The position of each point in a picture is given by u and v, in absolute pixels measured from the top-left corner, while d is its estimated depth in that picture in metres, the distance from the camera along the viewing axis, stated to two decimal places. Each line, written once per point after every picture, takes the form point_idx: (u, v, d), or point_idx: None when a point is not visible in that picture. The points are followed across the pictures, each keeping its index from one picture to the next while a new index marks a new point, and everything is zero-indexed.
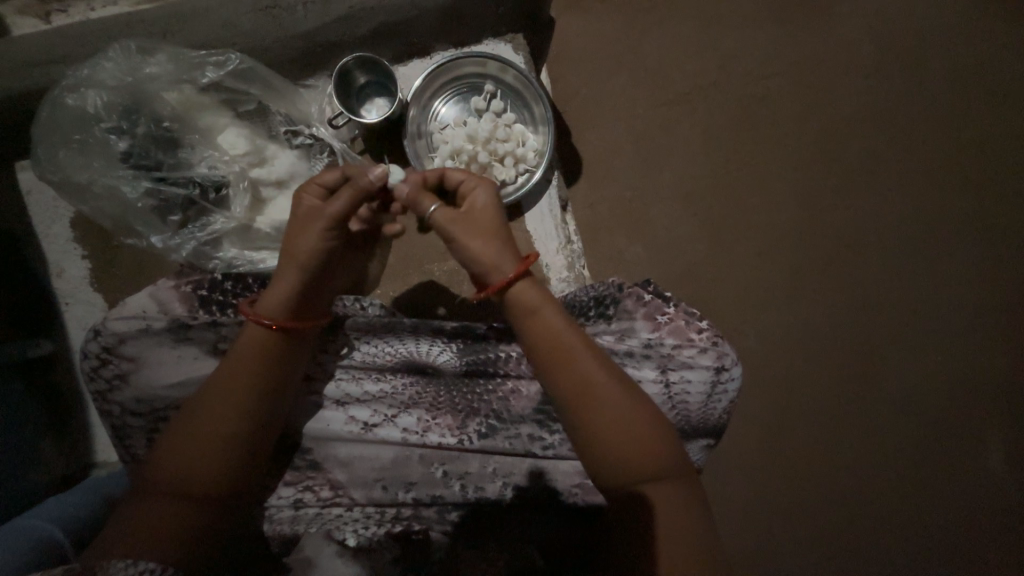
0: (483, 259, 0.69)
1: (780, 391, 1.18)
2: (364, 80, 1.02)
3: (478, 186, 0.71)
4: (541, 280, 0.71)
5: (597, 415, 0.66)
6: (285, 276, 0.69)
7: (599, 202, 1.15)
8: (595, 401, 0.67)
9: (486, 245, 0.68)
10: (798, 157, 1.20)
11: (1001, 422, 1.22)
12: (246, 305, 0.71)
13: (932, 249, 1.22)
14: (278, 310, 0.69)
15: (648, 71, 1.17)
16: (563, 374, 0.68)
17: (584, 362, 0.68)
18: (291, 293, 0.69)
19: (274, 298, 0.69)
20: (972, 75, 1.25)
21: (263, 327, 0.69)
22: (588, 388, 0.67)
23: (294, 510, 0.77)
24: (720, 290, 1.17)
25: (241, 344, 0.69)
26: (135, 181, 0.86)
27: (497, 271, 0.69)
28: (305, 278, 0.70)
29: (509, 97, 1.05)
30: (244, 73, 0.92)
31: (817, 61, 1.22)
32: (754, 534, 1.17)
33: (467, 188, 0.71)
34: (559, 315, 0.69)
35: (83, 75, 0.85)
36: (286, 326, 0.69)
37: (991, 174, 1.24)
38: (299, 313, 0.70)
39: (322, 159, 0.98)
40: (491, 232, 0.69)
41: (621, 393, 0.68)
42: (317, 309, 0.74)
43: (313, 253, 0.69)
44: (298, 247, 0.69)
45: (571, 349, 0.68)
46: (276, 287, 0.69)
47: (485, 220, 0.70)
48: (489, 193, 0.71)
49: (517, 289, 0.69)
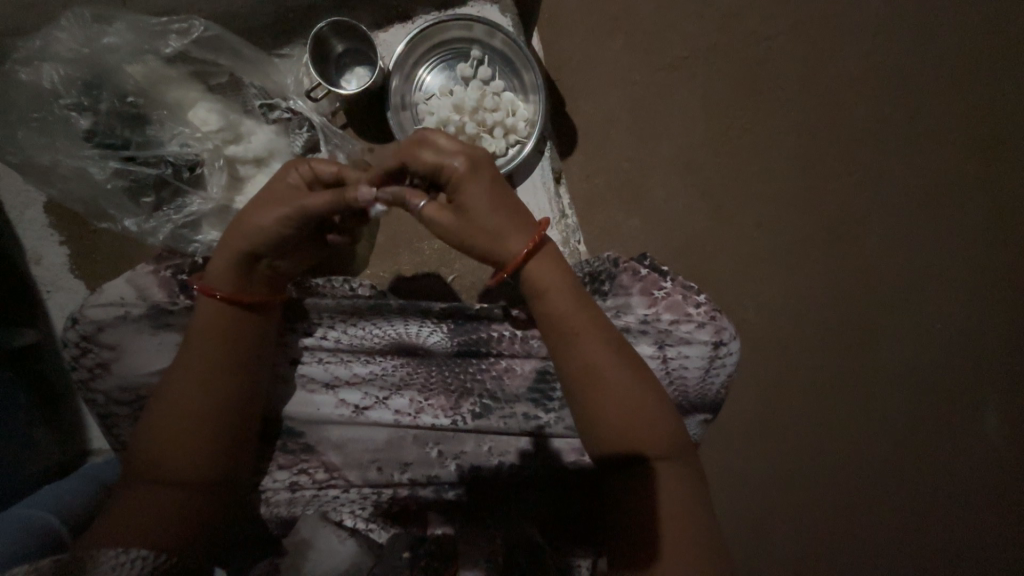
0: (490, 240, 0.66)
1: (778, 365, 1.17)
2: (341, 48, 0.96)
3: (456, 159, 0.63)
4: (552, 255, 0.69)
5: (600, 395, 0.65)
6: (227, 245, 0.66)
7: (593, 174, 1.10)
8: (592, 383, 0.66)
9: (488, 228, 0.65)
10: (800, 124, 1.15)
11: (1001, 389, 1.21)
12: (196, 279, 0.68)
13: (936, 216, 1.19)
14: (226, 284, 0.66)
15: (644, 32, 1.11)
16: (566, 353, 0.67)
17: (586, 341, 0.66)
18: (238, 267, 0.66)
19: (218, 271, 0.66)
20: (985, 33, 1.18)
21: (212, 301, 0.67)
22: (585, 372, 0.66)
23: (290, 492, 0.76)
24: (718, 264, 1.14)
25: (200, 325, 0.67)
26: (102, 161, 0.82)
27: (504, 251, 0.66)
28: (256, 252, 0.66)
29: (498, 63, 0.99)
30: (211, 41, 0.88)
31: (824, 19, 1.15)
32: (748, 506, 1.18)
33: (445, 169, 0.64)
34: (569, 292, 0.68)
35: (36, 47, 0.81)
36: (231, 298, 0.66)
37: (1002, 137, 1.19)
38: (245, 287, 0.67)
39: (302, 134, 0.92)
40: (493, 217, 0.65)
41: (623, 374, 0.66)
42: (267, 288, 0.70)
43: (265, 232, 0.65)
44: (251, 221, 0.65)
45: (574, 327, 0.67)
46: (220, 256, 0.66)
47: (479, 204, 0.64)
48: (472, 165, 0.64)
49: (525, 269, 0.68)
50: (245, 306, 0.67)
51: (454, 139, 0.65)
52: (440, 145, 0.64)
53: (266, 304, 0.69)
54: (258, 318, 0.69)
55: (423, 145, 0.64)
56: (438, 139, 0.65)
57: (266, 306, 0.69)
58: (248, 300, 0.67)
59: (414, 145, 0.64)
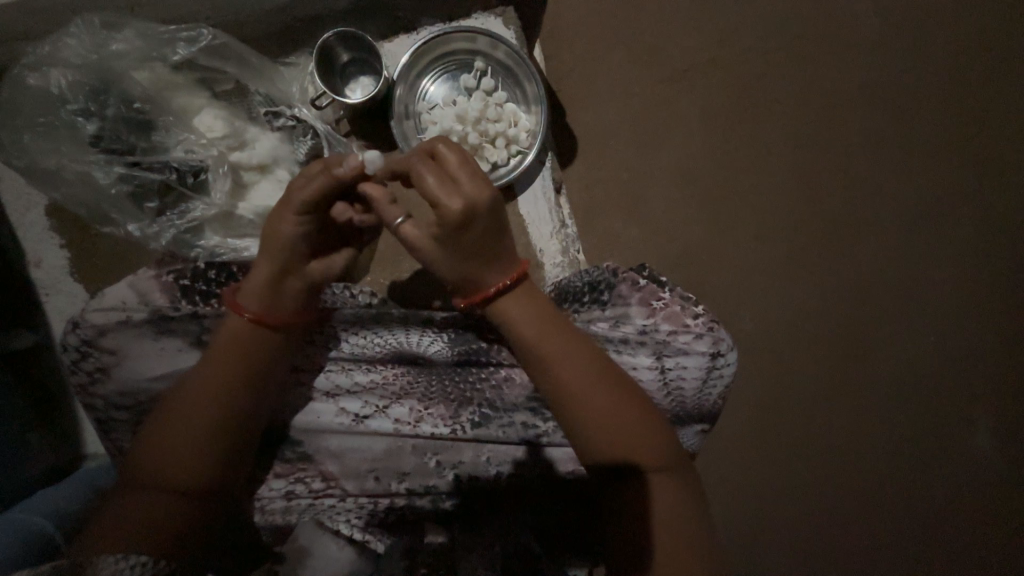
0: (462, 272, 0.66)
1: (774, 376, 1.18)
2: (346, 57, 0.97)
3: (453, 199, 0.61)
4: (525, 289, 0.69)
5: (585, 415, 0.66)
6: (262, 262, 0.67)
7: (593, 184, 1.12)
8: (571, 402, 0.66)
9: (468, 260, 0.65)
10: (797, 138, 1.17)
11: (992, 401, 1.23)
12: (230, 291, 0.70)
13: (930, 230, 1.21)
14: (255, 302, 0.67)
15: (645, 46, 1.13)
16: (544, 373, 0.68)
17: (564, 361, 0.67)
18: (269, 286, 0.67)
19: (250, 289, 0.67)
20: (977, 51, 1.21)
21: (241, 319, 0.67)
22: (563, 394, 0.67)
23: (285, 501, 0.76)
24: (716, 274, 1.15)
25: (222, 340, 0.67)
26: (107, 166, 0.82)
27: (475, 282, 0.67)
28: (287, 267, 0.67)
29: (500, 74, 1.00)
30: (219, 49, 0.89)
31: (821, 36, 1.17)
32: (745, 517, 1.18)
33: (436, 204, 0.61)
34: (548, 313, 0.69)
35: (44, 52, 0.81)
36: (260, 319, 0.67)
37: (993, 153, 1.22)
38: (274, 306, 0.68)
39: (306, 141, 0.91)
40: (474, 255, 0.64)
41: (607, 395, 0.67)
42: (295, 308, 0.70)
43: (290, 247, 0.67)
44: (275, 233, 0.66)
45: (555, 346, 0.67)
46: (254, 276, 0.67)
47: (459, 241, 0.63)
48: (463, 212, 0.61)
49: (504, 292, 0.67)
50: (269, 327, 0.67)
51: (467, 175, 0.62)
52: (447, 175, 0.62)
53: (290, 325, 0.69)
54: (276, 336, 0.68)
55: (431, 169, 0.62)
56: (456, 167, 0.63)
57: (290, 328, 0.69)
58: (275, 323, 0.68)
59: (421, 166, 0.62)
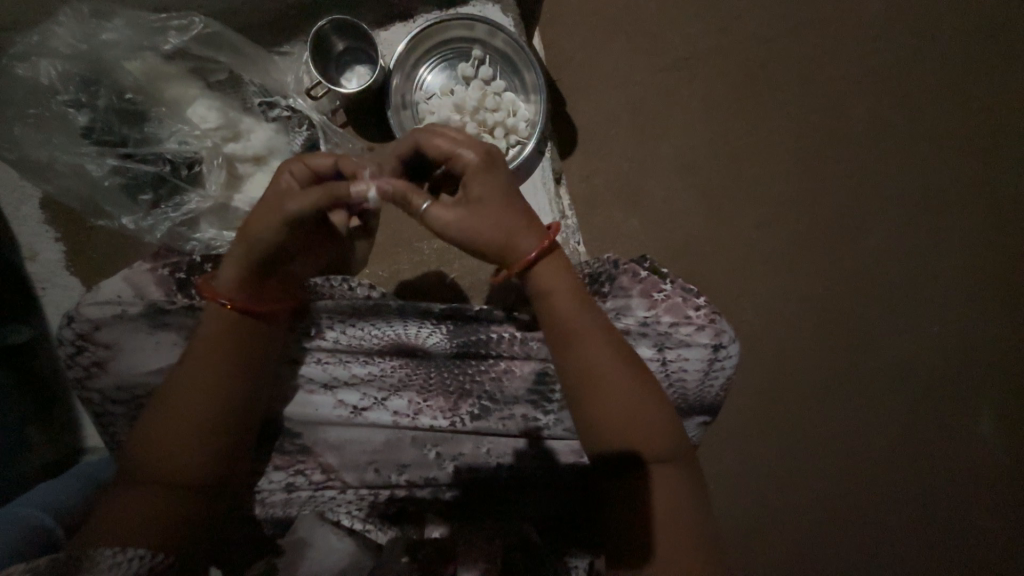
0: (498, 238, 0.64)
1: (775, 367, 1.17)
2: (342, 46, 0.96)
3: (465, 152, 0.64)
4: (558, 258, 0.68)
5: (593, 399, 0.65)
6: (241, 255, 0.66)
7: (592, 175, 1.10)
8: (596, 386, 0.66)
9: (497, 228, 0.64)
10: (799, 126, 1.15)
11: (995, 391, 1.22)
12: (205, 283, 0.68)
13: (934, 219, 1.19)
14: (238, 292, 0.66)
15: (645, 33, 1.11)
16: (570, 357, 0.67)
17: (591, 341, 0.66)
18: (252, 275, 0.66)
19: (229, 278, 0.66)
20: (983, 36, 1.18)
21: (224, 309, 0.66)
22: (587, 378, 0.66)
23: (285, 492, 0.76)
24: (717, 266, 1.14)
25: (214, 333, 0.66)
26: (100, 158, 0.81)
27: (514, 253, 0.65)
28: (271, 260, 0.67)
29: (499, 63, 0.98)
30: (211, 38, 0.87)
31: (824, 20, 1.15)
32: (745, 509, 1.18)
33: (456, 160, 0.65)
34: (573, 292, 0.68)
35: (33, 42, 0.80)
36: (248, 309, 0.66)
37: (998, 139, 1.20)
38: (258, 296, 0.68)
39: (301, 132, 0.91)
40: (507, 210, 0.64)
41: (621, 376, 0.66)
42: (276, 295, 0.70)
43: (273, 244, 0.65)
44: (256, 228, 0.64)
45: (580, 329, 0.67)
46: (232, 264, 0.66)
47: (490, 197, 0.64)
48: (484, 157, 0.64)
49: (532, 270, 0.67)
50: (258, 315, 0.67)
51: (466, 133, 0.67)
52: (453, 137, 0.66)
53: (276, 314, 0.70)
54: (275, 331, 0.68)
55: (436, 132, 0.66)
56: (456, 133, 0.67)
57: (274, 317, 0.70)
58: (260, 311, 0.67)
59: (428, 133, 0.66)
